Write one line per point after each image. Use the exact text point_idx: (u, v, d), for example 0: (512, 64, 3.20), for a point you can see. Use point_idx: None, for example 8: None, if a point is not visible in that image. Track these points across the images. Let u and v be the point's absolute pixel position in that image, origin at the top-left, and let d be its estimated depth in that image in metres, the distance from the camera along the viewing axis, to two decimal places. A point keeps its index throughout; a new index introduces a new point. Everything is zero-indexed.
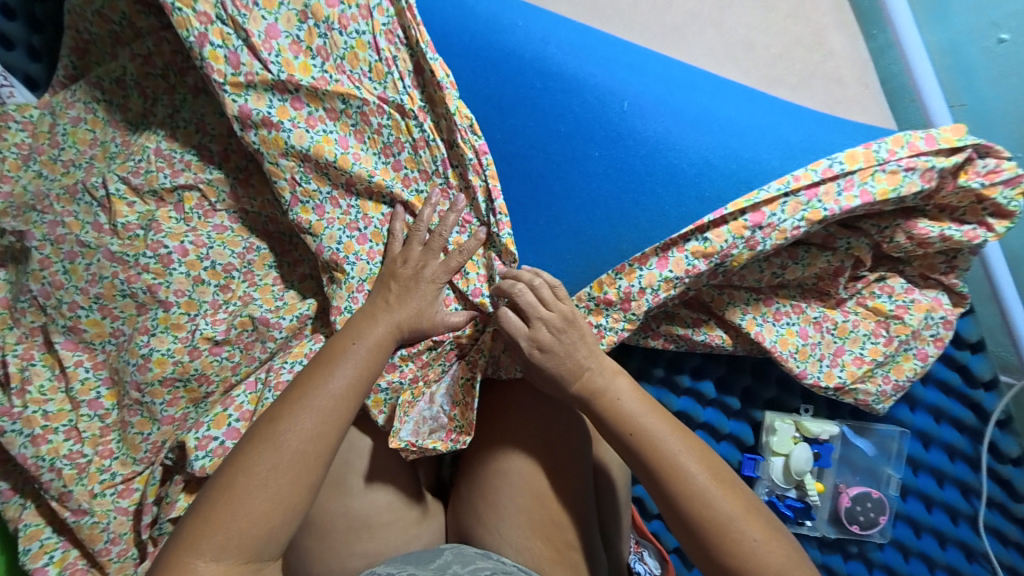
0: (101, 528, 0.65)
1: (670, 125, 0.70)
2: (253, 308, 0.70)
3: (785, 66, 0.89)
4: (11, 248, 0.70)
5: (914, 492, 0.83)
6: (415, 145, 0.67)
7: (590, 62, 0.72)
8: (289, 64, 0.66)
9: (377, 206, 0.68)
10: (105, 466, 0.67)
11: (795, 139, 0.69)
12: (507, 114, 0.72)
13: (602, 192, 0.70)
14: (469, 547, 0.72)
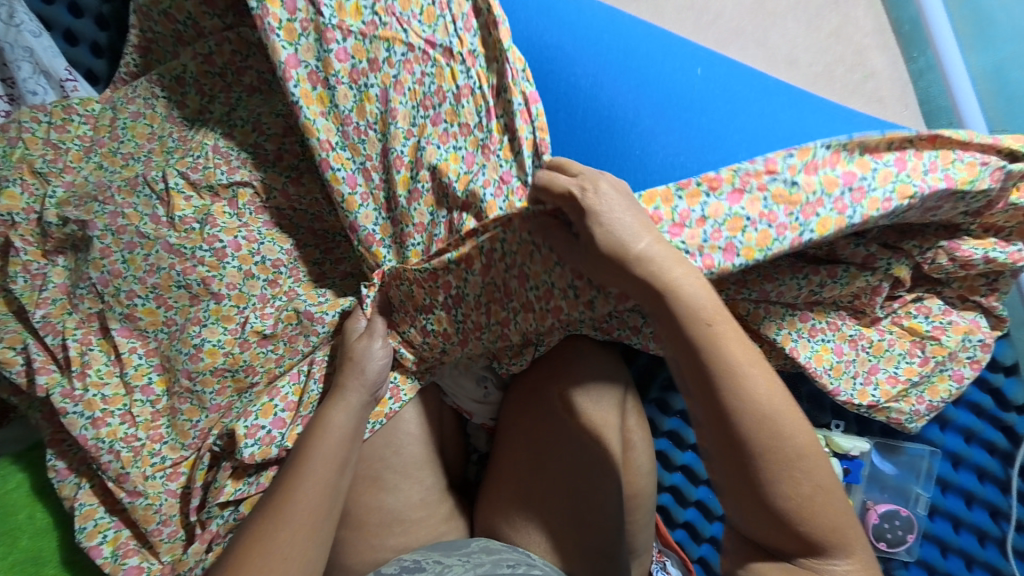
0: (154, 509, 0.67)
1: (725, 110, 0.76)
2: (298, 304, 0.71)
3: (825, 85, 0.90)
4: (72, 236, 0.72)
5: (942, 513, 0.83)
6: (458, 94, 0.68)
7: (658, 71, 0.79)
8: (341, 8, 0.69)
9: (405, 181, 0.69)
10: (156, 450, 0.69)
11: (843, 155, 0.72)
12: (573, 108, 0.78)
13: (657, 178, 0.72)
14: (495, 542, 0.73)
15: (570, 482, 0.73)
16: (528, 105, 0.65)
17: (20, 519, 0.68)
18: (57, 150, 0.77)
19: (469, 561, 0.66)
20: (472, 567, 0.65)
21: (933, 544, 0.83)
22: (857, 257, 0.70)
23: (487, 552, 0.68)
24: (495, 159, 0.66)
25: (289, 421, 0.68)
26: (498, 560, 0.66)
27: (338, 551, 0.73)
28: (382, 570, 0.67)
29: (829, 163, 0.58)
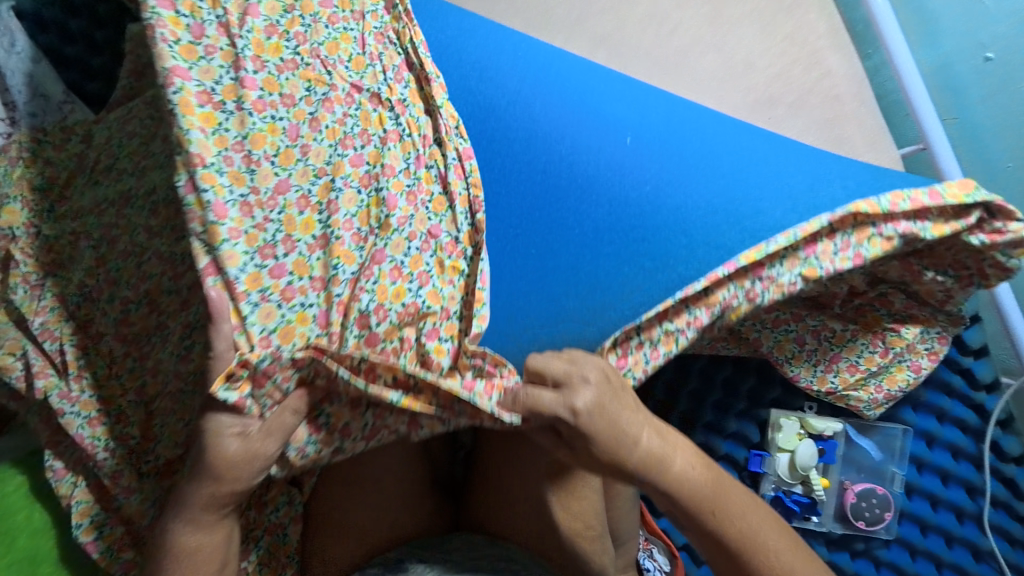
0: (147, 505, 0.69)
1: (669, 147, 0.75)
2: None
3: (784, 84, 0.91)
4: (69, 247, 0.76)
5: (919, 491, 0.84)
6: (385, 138, 0.70)
7: (578, 99, 0.79)
8: (260, 43, 0.66)
9: (326, 189, 0.66)
10: (150, 450, 0.71)
11: (767, 165, 0.73)
12: (484, 143, 0.78)
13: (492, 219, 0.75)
14: (477, 535, 0.75)
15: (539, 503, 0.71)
16: (462, 160, 0.71)
17: (17, 520, 0.70)
18: (54, 167, 0.80)
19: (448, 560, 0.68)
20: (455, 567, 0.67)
21: (911, 523, 0.84)
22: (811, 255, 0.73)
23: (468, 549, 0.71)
24: (422, 212, 0.69)
25: None
26: (479, 559, 0.69)
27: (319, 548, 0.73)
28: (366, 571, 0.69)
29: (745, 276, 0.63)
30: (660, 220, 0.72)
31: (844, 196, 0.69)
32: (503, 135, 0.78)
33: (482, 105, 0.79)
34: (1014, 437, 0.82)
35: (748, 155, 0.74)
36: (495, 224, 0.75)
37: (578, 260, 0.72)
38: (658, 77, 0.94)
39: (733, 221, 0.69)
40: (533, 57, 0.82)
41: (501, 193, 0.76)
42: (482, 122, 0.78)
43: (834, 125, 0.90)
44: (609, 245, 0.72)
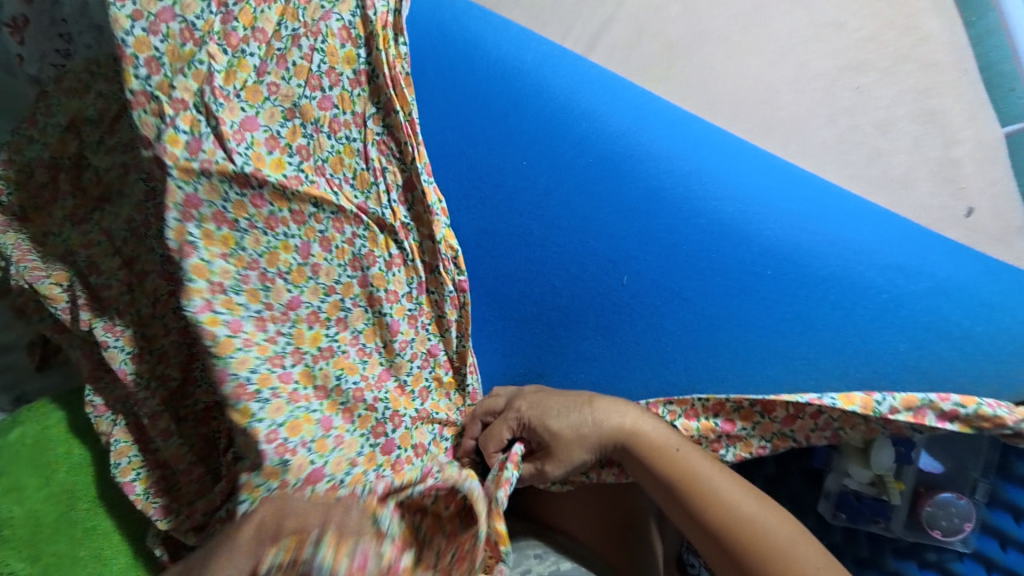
0: (184, 449, 0.68)
1: (775, 231, 0.69)
2: (364, 287, 0.70)
3: (876, 50, 0.85)
4: (116, 182, 0.75)
5: (1003, 504, 0.73)
6: (390, 261, 0.71)
7: (721, 186, 0.71)
8: (260, 158, 0.66)
9: (316, 338, 0.67)
10: (191, 392, 0.71)
11: (890, 291, 0.66)
12: (581, 215, 0.75)
13: (569, 290, 0.76)
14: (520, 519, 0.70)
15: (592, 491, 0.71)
16: (460, 292, 0.73)
17: (58, 455, 0.69)
18: (106, 100, 0.77)
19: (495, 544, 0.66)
20: None
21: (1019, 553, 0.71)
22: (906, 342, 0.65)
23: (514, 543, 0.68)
24: (422, 332, 0.73)
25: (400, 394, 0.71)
26: (525, 553, 0.66)
27: None
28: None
29: (709, 411, 0.66)
30: (763, 327, 0.69)
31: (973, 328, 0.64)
32: (520, 262, 0.78)
33: (601, 180, 0.74)
34: None
35: (870, 270, 0.67)
36: (571, 300, 0.76)
37: (653, 345, 0.73)
38: (737, 36, 0.90)
39: (833, 338, 0.67)
40: (668, 135, 0.74)
41: (497, 264, 0.78)
42: (581, 195, 0.75)
43: (927, 98, 0.82)
44: (710, 335, 0.70)
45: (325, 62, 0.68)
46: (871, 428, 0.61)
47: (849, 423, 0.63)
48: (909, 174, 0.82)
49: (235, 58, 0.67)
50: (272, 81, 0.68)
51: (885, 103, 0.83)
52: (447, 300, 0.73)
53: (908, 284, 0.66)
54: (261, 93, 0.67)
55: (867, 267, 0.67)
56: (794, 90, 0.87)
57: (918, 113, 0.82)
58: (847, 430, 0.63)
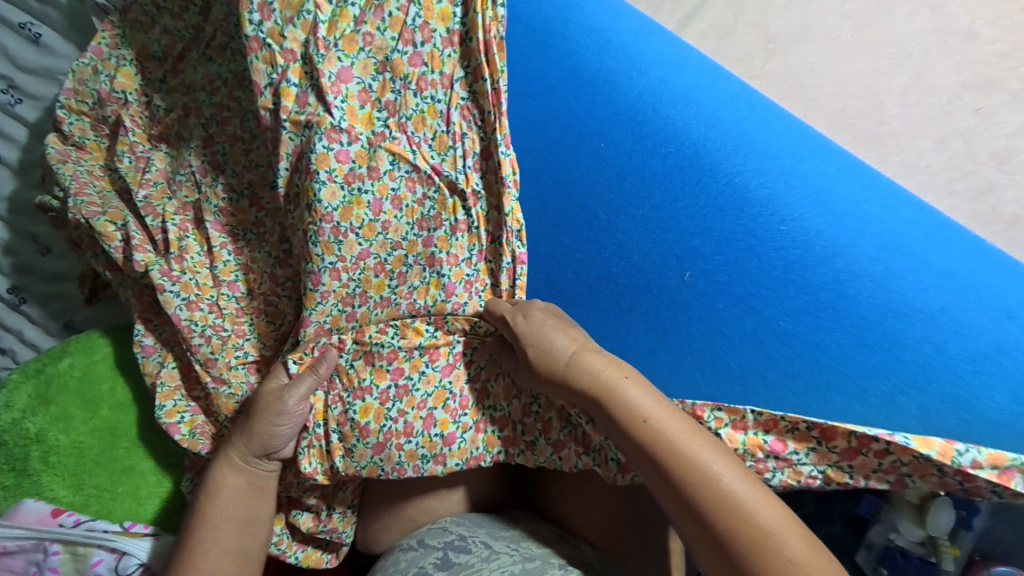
0: (235, 399, 0.67)
1: (869, 239, 0.61)
2: (425, 249, 0.66)
3: (1011, 67, 0.72)
4: (177, 124, 0.73)
5: None
6: (454, 227, 0.66)
7: (808, 190, 0.63)
8: (353, 113, 0.64)
9: (380, 287, 0.66)
10: (239, 345, 0.68)
11: (997, 331, 0.57)
12: (649, 197, 0.66)
13: (622, 279, 0.67)
14: (545, 526, 0.66)
15: (627, 488, 0.64)
16: (516, 265, 0.65)
17: (103, 389, 0.71)
18: (171, 37, 0.74)
19: (517, 547, 0.60)
20: (521, 559, 0.58)
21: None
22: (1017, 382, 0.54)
23: (539, 543, 0.61)
24: (475, 300, 0.66)
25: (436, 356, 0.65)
26: (551, 555, 0.60)
27: (377, 507, 0.70)
28: (427, 540, 0.63)
29: (760, 426, 0.57)
30: (838, 351, 0.59)
31: None
32: (569, 239, 0.70)
33: (675, 164, 0.66)
34: None
35: (973, 310, 0.57)
36: (622, 289, 0.67)
37: (712, 349, 0.63)
38: (849, 35, 0.78)
39: (919, 378, 0.57)
40: (758, 129, 0.66)
41: (547, 241, 0.71)
42: (649, 180, 0.66)
43: None
44: (774, 350, 0.61)
45: (420, 16, 0.64)
46: (945, 482, 0.51)
47: (919, 472, 0.53)
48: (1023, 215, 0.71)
49: (338, 8, 0.64)
50: (367, 32, 0.64)
51: (1009, 131, 0.72)
52: (500, 270, 0.66)
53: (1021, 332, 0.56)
54: (357, 42, 0.64)
55: (970, 308, 0.58)
56: (903, 103, 0.75)
57: None
58: (916, 480, 0.53)
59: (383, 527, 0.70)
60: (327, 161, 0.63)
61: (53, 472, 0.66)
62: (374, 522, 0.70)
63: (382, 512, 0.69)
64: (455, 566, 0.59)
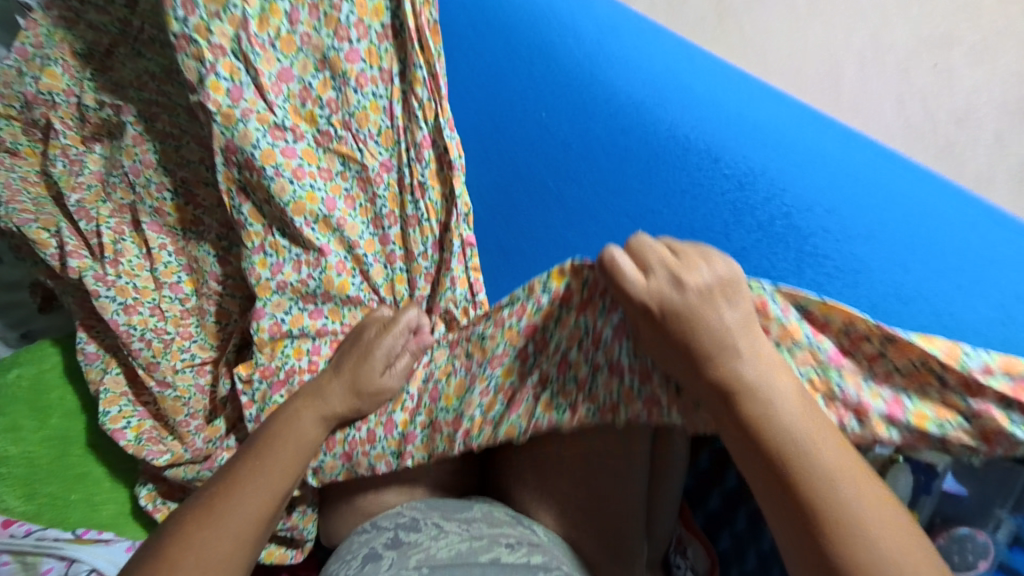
0: (182, 402, 0.66)
1: (818, 183, 0.56)
2: (373, 245, 0.63)
3: (969, 20, 0.70)
4: (108, 122, 0.71)
5: None
6: (406, 221, 0.63)
7: (749, 138, 0.60)
8: (296, 112, 0.62)
9: (343, 287, 0.62)
10: (184, 347, 0.67)
11: (964, 272, 0.51)
12: (591, 158, 0.63)
13: (576, 248, 0.63)
14: (500, 509, 0.65)
15: (588, 480, 0.61)
16: (467, 249, 0.62)
17: (53, 398, 0.71)
18: (97, 31, 0.71)
19: (468, 530, 0.60)
20: (469, 538, 0.59)
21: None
22: (1015, 331, 0.46)
23: (489, 523, 0.62)
24: (434, 293, 0.64)
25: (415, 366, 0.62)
26: (499, 536, 0.59)
27: (334, 501, 0.69)
28: (379, 523, 0.63)
29: None
30: None
31: None
32: (525, 214, 0.66)
33: (616, 125, 0.63)
34: None
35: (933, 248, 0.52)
36: (572, 256, 0.63)
37: None
38: None
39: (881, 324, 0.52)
40: (693, 81, 0.63)
41: (501, 216, 0.67)
42: (592, 142, 0.63)
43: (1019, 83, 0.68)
44: None
45: (353, 13, 0.61)
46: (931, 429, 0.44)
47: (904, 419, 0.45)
48: (983, 172, 0.70)
49: (267, 2, 0.61)
50: (303, 31, 0.62)
51: (969, 85, 0.70)
52: (451, 257, 0.62)
53: (998, 271, 0.50)
54: (295, 42, 0.62)
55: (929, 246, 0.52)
56: (859, 63, 0.73)
57: (1005, 102, 0.69)
58: None
59: (341, 521, 0.69)
60: (272, 156, 0.60)
61: (2, 484, 0.66)
62: (332, 516, 0.69)
63: (339, 507, 0.69)
64: (403, 544, 0.58)
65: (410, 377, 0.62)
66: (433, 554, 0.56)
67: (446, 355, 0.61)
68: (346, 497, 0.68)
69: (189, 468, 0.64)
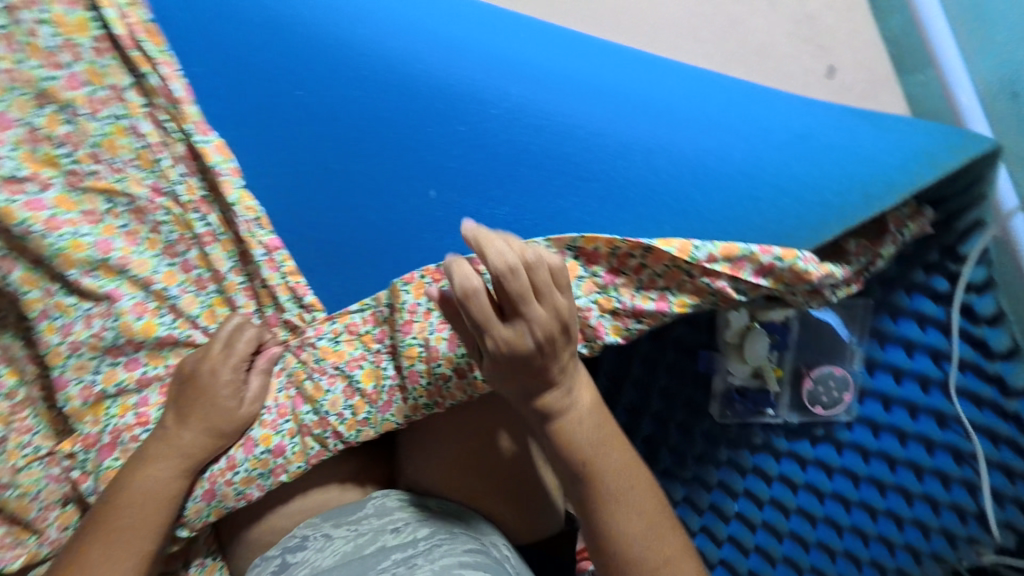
0: (31, 497, 0.62)
1: (571, 95, 0.55)
2: (180, 273, 0.63)
3: None
4: None
5: (883, 366, 0.77)
6: (200, 242, 0.63)
7: (496, 64, 0.57)
8: (29, 157, 0.58)
9: (148, 328, 0.62)
10: (26, 441, 0.63)
11: (711, 142, 0.53)
12: (355, 127, 0.59)
13: (381, 223, 0.60)
14: (393, 498, 0.65)
15: (471, 431, 0.65)
16: (271, 254, 0.62)
17: None
18: None
19: (357, 533, 0.61)
20: (355, 536, 0.61)
21: (871, 399, 0.78)
22: (742, 184, 0.52)
23: (378, 516, 0.63)
24: (255, 304, 0.65)
25: (271, 384, 0.62)
26: (384, 526, 0.62)
27: (233, 540, 0.67)
28: (269, 552, 0.63)
29: None
30: (574, 209, 0.54)
31: (808, 167, 0.51)
32: (319, 198, 0.61)
33: (367, 86, 0.59)
34: (991, 296, 0.71)
35: (681, 128, 0.54)
36: (373, 227, 0.60)
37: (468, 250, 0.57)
38: None
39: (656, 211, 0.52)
40: (435, 17, 0.59)
41: (298, 209, 0.62)
42: (354, 107, 0.59)
43: None
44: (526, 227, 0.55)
45: (57, 35, 0.57)
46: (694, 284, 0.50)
47: (677, 282, 0.51)
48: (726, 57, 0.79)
49: None
50: (3, 67, 0.56)
51: None
52: (259, 266, 0.62)
53: (730, 137, 0.53)
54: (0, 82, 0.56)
55: (679, 126, 0.54)
56: None
57: None
58: (675, 293, 0.51)
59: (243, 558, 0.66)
60: (12, 212, 0.57)
61: None
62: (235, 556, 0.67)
63: (240, 545, 0.67)
64: (290, 566, 0.59)
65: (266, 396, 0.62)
66: (318, 564, 0.58)
67: (297, 362, 0.63)
68: (243, 532, 0.67)
69: (49, 562, 0.62)
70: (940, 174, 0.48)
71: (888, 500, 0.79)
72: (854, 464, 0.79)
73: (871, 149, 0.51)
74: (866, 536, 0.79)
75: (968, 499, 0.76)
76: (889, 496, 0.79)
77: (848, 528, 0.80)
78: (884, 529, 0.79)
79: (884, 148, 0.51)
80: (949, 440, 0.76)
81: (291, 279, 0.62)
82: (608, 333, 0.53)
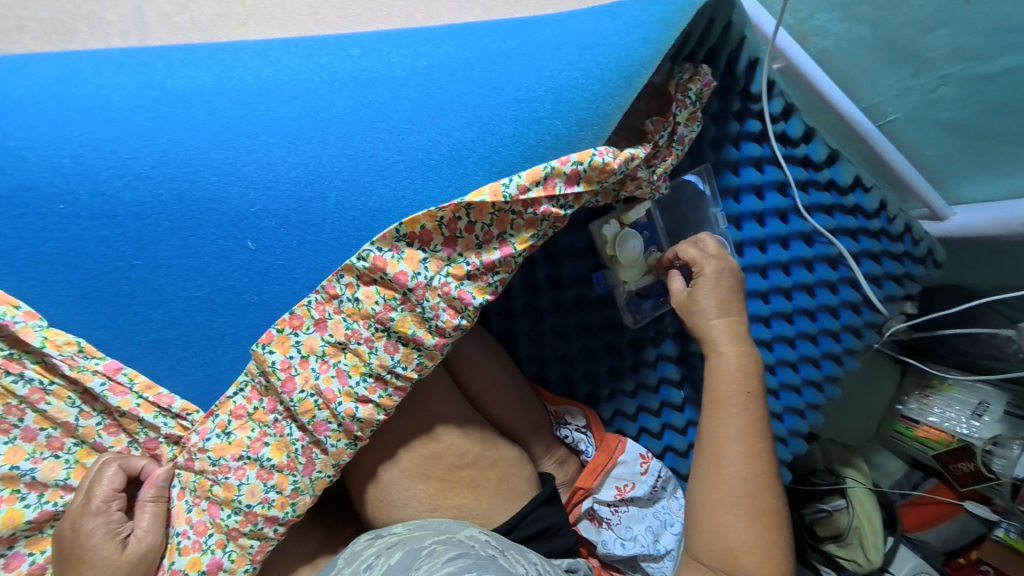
0: None
1: (333, 96, 0.56)
2: (26, 444, 0.56)
3: None
4: None
5: (746, 217, 0.82)
6: (30, 401, 0.55)
7: (251, 97, 0.56)
8: None
9: (15, 516, 0.55)
10: None
11: (476, 86, 0.55)
12: (135, 212, 0.54)
13: (210, 295, 0.55)
14: (362, 537, 0.63)
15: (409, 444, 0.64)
16: (113, 381, 0.55)
17: None
18: None
19: None
20: None
21: (750, 248, 0.82)
22: (520, 109, 0.54)
23: (348, 565, 0.58)
24: (128, 435, 0.58)
25: (177, 508, 0.57)
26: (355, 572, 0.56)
27: None
28: None
29: (399, 304, 0.53)
30: (385, 194, 0.53)
31: (568, 71, 0.54)
32: (135, 298, 0.55)
33: (128, 168, 0.54)
34: (796, 119, 0.80)
35: (445, 83, 0.55)
36: (203, 302, 0.55)
37: (305, 278, 0.54)
38: None
39: (456, 164, 0.53)
40: (180, 80, 0.57)
41: (119, 319, 0.55)
42: (129, 196, 0.54)
43: None
44: (349, 230, 0.53)
45: None
46: (523, 218, 0.52)
47: (510, 224, 0.53)
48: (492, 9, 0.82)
49: None
50: None
51: None
52: (106, 397, 0.56)
53: (491, 73, 0.55)
54: None
55: (443, 82, 0.55)
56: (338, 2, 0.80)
57: None
58: (513, 233, 0.53)
59: None
60: None
61: None
62: None
63: None
64: None
65: (172, 520, 0.57)
66: None
67: (194, 475, 0.57)
68: None
69: None
70: (667, 35, 0.54)
71: (797, 323, 0.85)
72: (761, 308, 0.83)
73: (613, 36, 0.55)
74: (794, 363, 0.86)
75: (852, 293, 0.87)
76: (796, 320, 0.85)
77: (777, 364, 0.85)
78: (805, 350, 0.86)
79: (621, 32, 0.56)
80: (820, 253, 0.84)
81: (147, 394, 0.56)
82: (475, 296, 0.53)
